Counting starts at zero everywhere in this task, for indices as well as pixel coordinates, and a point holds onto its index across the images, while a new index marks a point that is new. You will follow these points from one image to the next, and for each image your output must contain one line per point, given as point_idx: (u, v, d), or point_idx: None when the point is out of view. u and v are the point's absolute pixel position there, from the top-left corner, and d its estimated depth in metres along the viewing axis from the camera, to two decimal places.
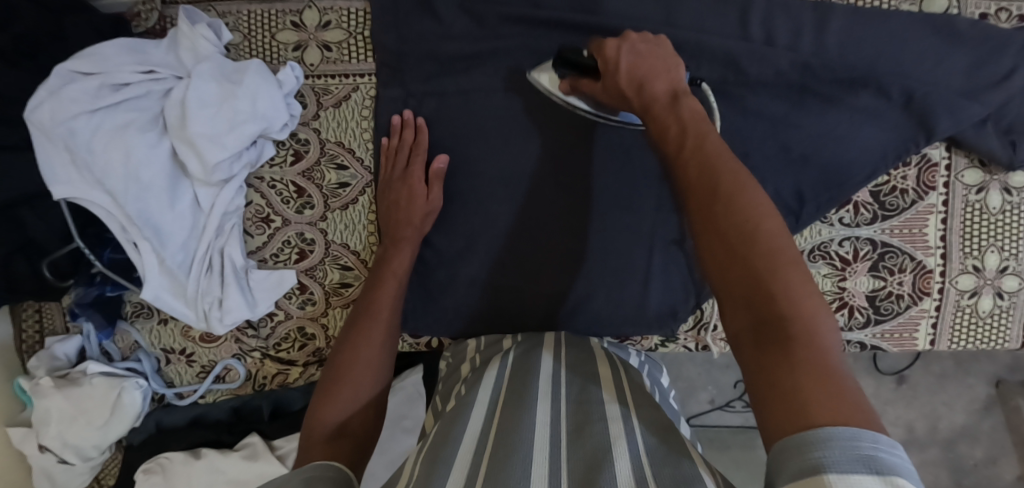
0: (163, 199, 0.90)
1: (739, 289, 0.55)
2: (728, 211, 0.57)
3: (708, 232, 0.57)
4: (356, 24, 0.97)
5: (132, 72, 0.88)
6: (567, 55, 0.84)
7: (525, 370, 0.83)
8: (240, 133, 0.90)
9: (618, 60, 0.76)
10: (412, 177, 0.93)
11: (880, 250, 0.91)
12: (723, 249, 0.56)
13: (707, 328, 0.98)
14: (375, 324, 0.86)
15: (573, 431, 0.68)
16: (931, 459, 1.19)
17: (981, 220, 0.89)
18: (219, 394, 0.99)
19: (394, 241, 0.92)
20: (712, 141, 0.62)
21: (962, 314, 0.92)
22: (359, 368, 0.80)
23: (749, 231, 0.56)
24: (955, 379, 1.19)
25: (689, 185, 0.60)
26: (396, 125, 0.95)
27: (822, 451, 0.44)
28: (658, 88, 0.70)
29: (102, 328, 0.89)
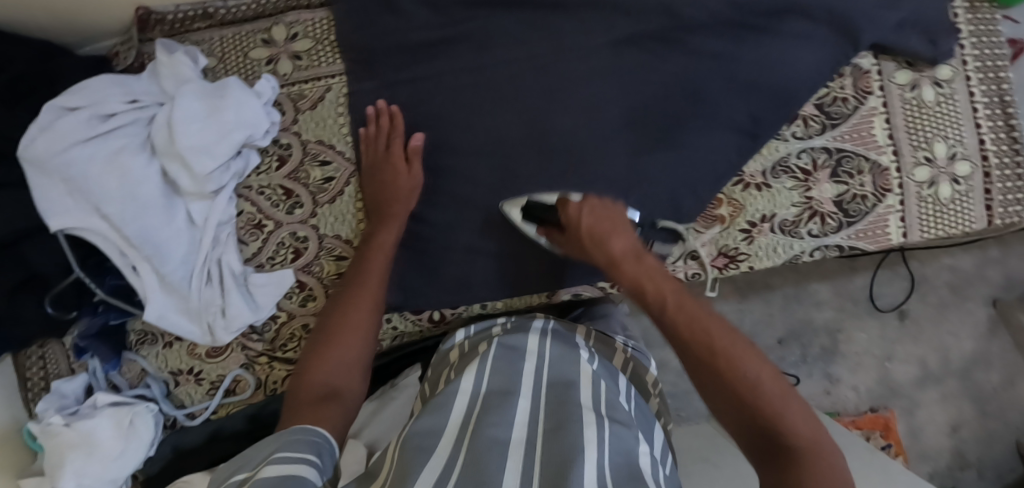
0: (161, 217, 0.90)
1: (749, 429, 0.65)
2: (734, 370, 0.67)
3: (715, 388, 0.67)
4: (322, 30, 0.94)
5: (119, 102, 0.90)
6: (534, 205, 0.86)
7: (510, 357, 0.80)
8: (227, 142, 0.89)
9: (581, 218, 0.81)
10: (393, 158, 0.89)
11: (836, 156, 0.92)
12: (730, 401, 0.66)
13: (694, 255, 0.92)
14: (362, 294, 0.82)
15: (549, 434, 0.66)
16: (953, 392, 1.34)
17: (922, 114, 0.93)
18: (232, 406, 0.97)
19: (382, 218, 0.88)
20: (695, 311, 0.71)
21: (926, 204, 0.93)
22: (350, 334, 0.78)
23: (748, 384, 0.66)
24: (954, 307, 1.36)
25: (686, 351, 0.69)
26: (371, 115, 0.91)
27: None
28: (613, 242, 0.78)
29: (108, 358, 0.95)
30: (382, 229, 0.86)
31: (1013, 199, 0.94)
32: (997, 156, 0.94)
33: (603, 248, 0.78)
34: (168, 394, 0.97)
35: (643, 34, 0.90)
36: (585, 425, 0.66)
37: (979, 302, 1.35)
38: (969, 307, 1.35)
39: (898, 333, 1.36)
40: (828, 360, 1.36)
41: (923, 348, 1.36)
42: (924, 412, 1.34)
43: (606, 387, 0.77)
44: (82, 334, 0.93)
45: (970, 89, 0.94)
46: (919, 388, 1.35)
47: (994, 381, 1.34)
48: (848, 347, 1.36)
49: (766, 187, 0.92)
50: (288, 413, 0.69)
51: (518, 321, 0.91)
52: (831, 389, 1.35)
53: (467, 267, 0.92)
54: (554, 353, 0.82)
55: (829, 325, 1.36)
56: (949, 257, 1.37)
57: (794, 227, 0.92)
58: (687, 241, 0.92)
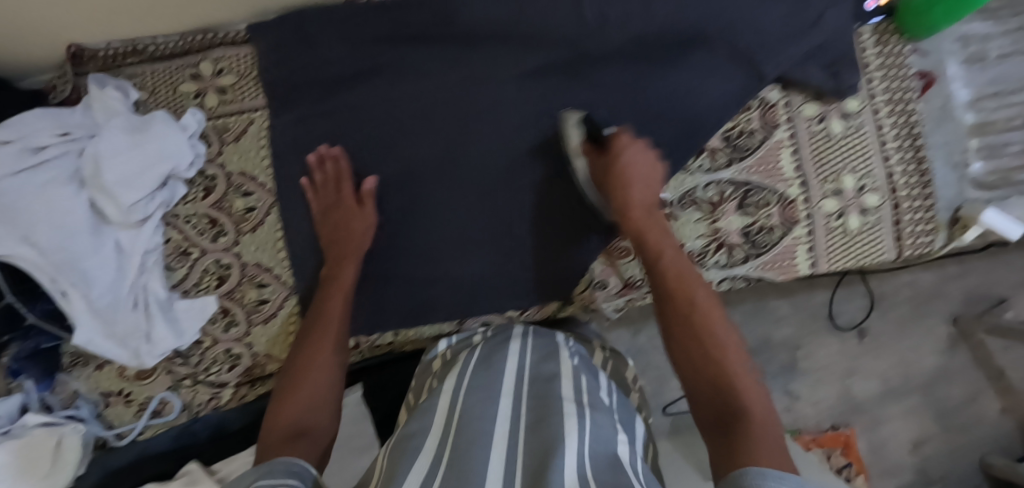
0: (88, 245, 0.93)
1: (705, 376, 0.68)
2: (709, 331, 0.70)
3: (681, 337, 0.71)
4: (246, 66, 0.98)
5: (49, 135, 0.94)
6: (592, 121, 0.89)
7: (491, 361, 0.83)
8: (150, 174, 0.92)
9: (623, 153, 0.84)
10: (344, 198, 0.91)
11: (743, 188, 0.94)
12: (697, 348, 0.69)
13: (599, 286, 0.96)
14: (326, 325, 0.85)
15: (531, 426, 0.69)
16: (914, 407, 1.33)
17: (829, 146, 0.94)
18: (158, 427, 1.00)
19: (339, 258, 0.90)
20: (690, 274, 0.76)
21: (835, 235, 0.94)
22: (316, 370, 0.80)
23: (710, 339, 0.70)
24: (915, 323, 1.35)
25: (669, 294, 0.75)
26: (314, 161, 0.93)
27: (756, 478, 0.52)
28: (638, 193, 0.83)
29: (42, 379, 0.98)
30: (337, 271, 0.88)
31: (923, 230, 0.95)
32: (905, 187, 0.94)
33: (625, 193, 0.82)
34: (98, 415, 1.01)
35: (551, 67, 0.93)
36: (567, 418, 0.68)
37: (938, 318, 1.34)
38: (929, 323, 1.34)
39: (859, 349, 1.34)
40: (788, 376, 1.34)
41: (885, 364, 1.34)
42: (886, 427, 1.32)
43: (588, 382, 0.79)
44: (14, 355, 0.96)
45: (879, 122, 0.95)
46: (882, 403, 1.33)
47: (956, 396, 1.33)
48: (809, 363, 1.34)
49: (674, 218, 0.93)
50: (258, 456, 0.71)
51: (500, 330, 0.94)
52: (791, 406, 1.35)
53: (382, 294, 0.95)
54: (534, 360, 0.83)
55: (788, 341, 1.34)
56: (908, 274, 1.36)
57: (700, 259, 0.93)
58: (592, 272, 0.96)
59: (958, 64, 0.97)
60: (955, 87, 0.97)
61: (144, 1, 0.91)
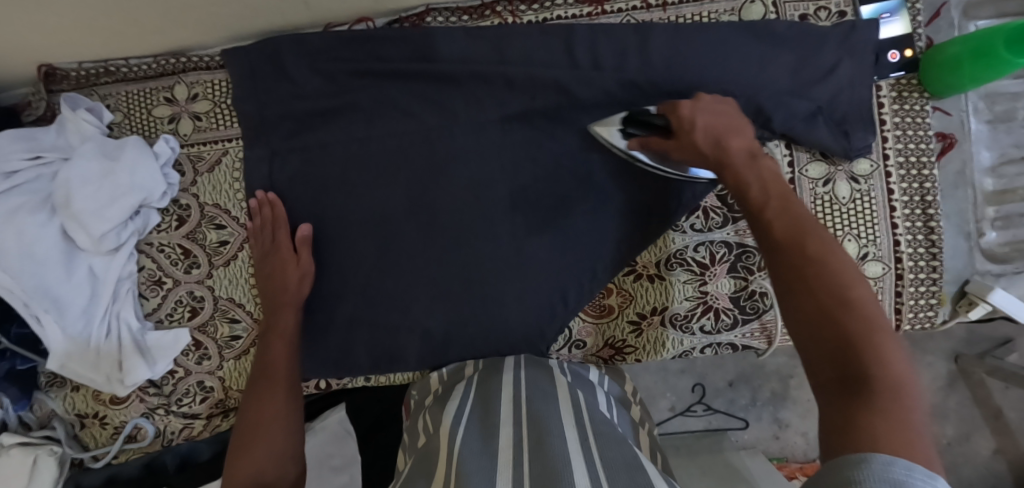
0: (59, 273, 0.91)
1: (824, 337, 0.54)
2: (824, 278, 0.57)
3: (800, 290, 0.57)
4: (221, 93, 0.94)
5: (19, 159, 0.91)
6: (639, 114, 0.82)
7: (485, 395, 0.81)
8: (119, 206, 0.89)
9: (697, 116, 0.75)
10: (280, 248, 0.90)
11: (736, 251, 0.88)
12: (813, 305, 0.56)
13: (579, 345, 0.93)
14: (276, 370, 0.84)
15: (534, 450, 0.65)
16: None
17: (832, 212, 0.88)
18: (132, 452, 1.01)
19: (274, 308, 0.88)
20: (805, 215, 0.63)
21: None
22: (271, 423, 0.79)
23: (838, 289, 0.56)
24: (913, 359, 1.31)
25: (781, 242, 0.61)
26: (252, 208, 0.91)
27: (855, 471, 0.44)
28: (737, 144, 0.72)
29: (18, 399, 0.98)
30: (276, 321, 0.87)
31: (925, 304, 0.89)
32: (912, 258, 0.88)
33: (722, 148, 0.72)
34: (73, 435, 1.01)
35: (535, 111, 0.89)
36: (573, 449, 0.64)
37: (939, 356, 1.29)
38: (929, 360, 1.30)
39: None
40: (777, 404, 1.38)
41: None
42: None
43: (587, 403, 0.78)
44: None
45: (890, 187, 0.88)
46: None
47: (948, 434, 1.30)
48: (799, 393, 1.38)
49: (659, 278, 0.90)
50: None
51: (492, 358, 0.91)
52: (779, 434, 1.38)
53: (352, 338, 0.93)
54: (528, 384, 0.81)
55: (781, 369, 1.38)
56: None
57: (685, 322, 0.90)
58: (571, 330, 0.92)
59: (982, 123, 0.90)
60: (977, 150, 0.90)
61: (114, 29, 0.88)
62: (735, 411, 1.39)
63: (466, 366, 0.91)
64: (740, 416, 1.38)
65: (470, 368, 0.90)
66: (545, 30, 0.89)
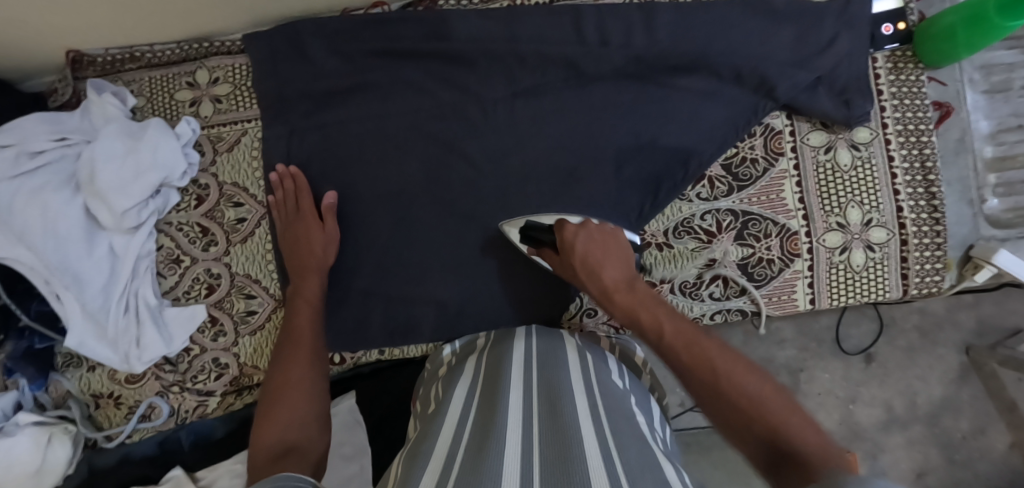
0: (80, 250, 0.94)
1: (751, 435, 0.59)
2: (733, 381, 0.62)
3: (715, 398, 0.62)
4: (240, 76, 0.98)
5: (46, 140, 0.95)
6: (532, 225, 0.87)
7: (498, 359, 0.80)
8: (142, 183, 0.92)
9: (570, 239, 0.81)
10: (304, 214, 0.92)
11: (742, 218, 0.90)
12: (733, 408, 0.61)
13: (589, 315, 0.95)
14: (299, 337, 0.85)
15: (545, 416, 0.63)
16: (918, 437, 1.29)
17: (835, 178, 0.90)
18: (145, 431, 1.01)
19: (301, 272, 0.90)
20: (688, 328, 0.68)
21: (837, 271, 0.90)
22: (292, 389, 0.78)
23: (749, 390, 0.61)
24: (924, 351, 1.30)
25: (682, 358, 0.66)
26: (273, 183, 0.94)
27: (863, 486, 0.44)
28: (611, 270, 0.77)
29: (35, 379, 1.00)
30: (303, 284, 0.89)
31: (931, 268, 0.90)
32: (915, 224, 0.90)
33: (601, 277, 0.77)
34: (88, 416, 1.02)
35: (545, 87, 0.93)
36: (584, 417, 0.62)
37: (950, 348, 1.28)
38: (941, 352, 1.29)
39: (864, 375, 1.30)
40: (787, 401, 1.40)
41: (889, 392, 1.30)
42: (888, 456, 1.29)
43: (598, 369, 0.76)
44: (8, 355, 0.98)
45: (890, 154, 0.90)
46: (884, 431, 1.29)
47: (962, 428, 1.27)
48: (810, 386, 1.31)
49: (667, 247, 0.91)
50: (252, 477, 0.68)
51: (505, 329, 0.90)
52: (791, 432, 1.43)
53: (370, 310, 0.95)
54: (541, 352, 0.79)
55: (790, 363, 1.33)
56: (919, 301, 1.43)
57: (694, 289, 0.91)
58: (582, 300, 0.94)
59: (979, 92, 0.93)
60: (975, 119, 0.93)
61: (142, 14, 0.92)
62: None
63: (479, 335, 0.91)
64: None
65: (483, 338, 0.90)
66: (554, 10, 0.93)
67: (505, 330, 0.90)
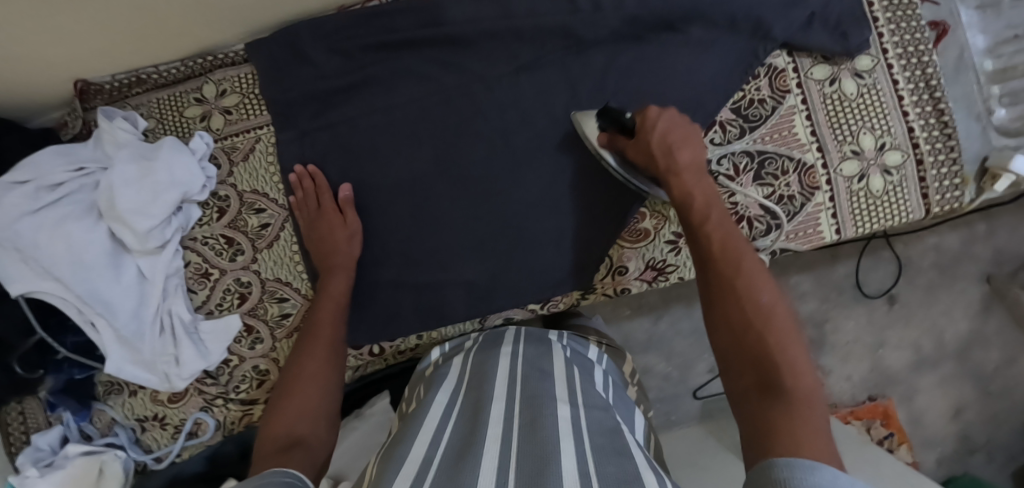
0: (107, 275, 0.95)
1: (747, 354, 0.64)
2: (751, 294, 0.67)
3: (731, 306, 0.67)
4: (247, 85, 0.99)
5: (63, 171, 0.96)
6: (612, 110, 0.85)
7: (483, 368, 0.81)
8: (163, 201, 0.94)
9: (659, 120, 0.81)
10: (326, 210, 0.93)
11: (758, 158, 0.91)
12: (742, 319, 0.66)
13: (622, 271, 0.93)
14: (320, 329, 0.87)
15: (525, 426, 0.64)
16: (951, 373, 1.46)
17: (843, 107, 0.91)
18: (193, 448, 1.02)
19: (326, 268, 0.91)
20: (734, 235, 0.72)
21: (858, 198, 0.92)
22: (305, 381, 0.82)
23: (762, 315, 0.65)
24: (946, 288, 1.46)
25: (718, 260, 0.71)
26: (293, 181, 0.95)
27: (803, 474, 0.51)
28: (685, 156, 0.80)
29: (78, 410, 1.01)
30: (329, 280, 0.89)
31: (949, 184, 0.92)
32: (928, 142, 0.91)
33: (674, 158, 0.79)
34: (136, 440, 1.03)
35: (546, 59, 0.93)
36: (560, 429, 0.63)
37: (971, 282, 1.45)
38: (963, 287, 1.45)
39: (889, 318, 1.45)
40: (816, 352, 1.47)
41: (915, 333, 1.46)
42: (923, 396, 1.46)
43: (580, 381, 0.78)
44: (49, 390, 1.00)
45: (893, 78, 0.91)
46: (917, 372, 1.45)
47: (994, 359, 1.45)
48: (837, 337, 1.45)
49: None
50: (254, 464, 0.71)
51: (494, 335, 0.93)
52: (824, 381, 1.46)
53: (400, 300, 0.95)
54: (528, 358, 0.81)
55: (813, 315, 1.46)
56: (934, 237, 1.45)
57: None
58: (611, 258, 0.93)
59: (970, 10, 0.94)
60: (971, 35, 0.94)
61: (140, 35, 0.93)
62: None
63: (467, 340, 0.94)
64: None
65: (473, 341, 0.94)
66: None
67: (494, 331, 0.94)
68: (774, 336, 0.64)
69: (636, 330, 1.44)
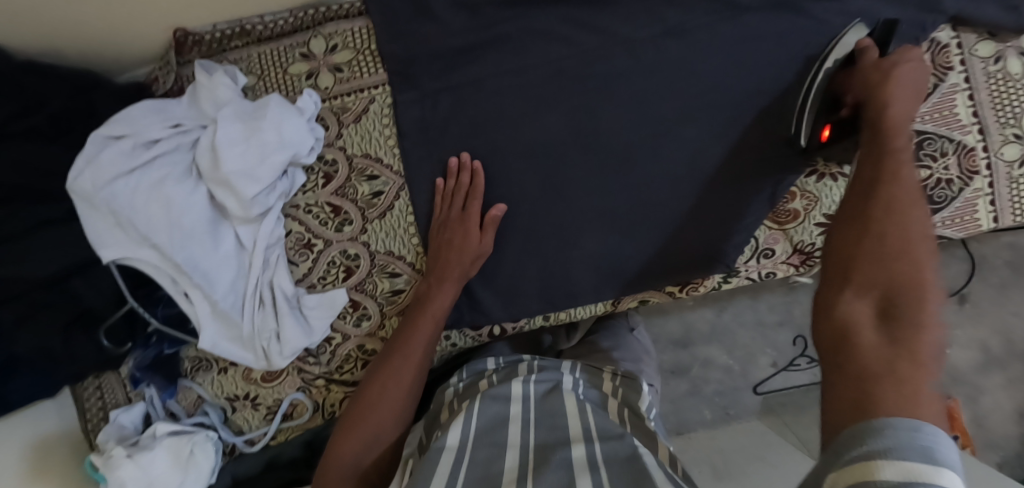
0: (207, 244, 0.87)
1: (874, 288, 0.54)
2: (891, 223, 0.57)
3: (861, 250, 0.57)
4: (363, 40, 0.92)
5: (161, 127, 0.88)
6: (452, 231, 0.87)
7: (495, 398, 0.76)
8: (271, 164, 0.86)
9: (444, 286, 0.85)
10: (465, 223, 0.85)
11: (918, 138, 0.85)
12: (869, 253, 0.56)
13: (765, 254, 0.90)
14: (410, 351, 0.83)
15: (532, 467, 0.64)
16: (1017, 375, 1.35)
17: (1007, 88, 0.85)
18: (290, 431, 0.96)
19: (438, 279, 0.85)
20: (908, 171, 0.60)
21: (1018, 186, 0.86)
22: (369, 415, 0.79)
23: (889, 255, 0.55)
24: (1016, 286, 1.36)
25: (871, 197, 0.59)
26: (453, 168, 0.87)
27: (893, 435, 0.44)
28: (898, 94, 0.67)
29: (164, 387, 0.95)
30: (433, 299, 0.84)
31: None
32: None
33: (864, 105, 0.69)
34: (225, 421, 0.96)
35: (693, 24, 0.86)
36: (569, 473, 0.62)
37: None
38: None
39: (959, 316, 1.37)
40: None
41: (983, 332, 1.37)
42: (988, 398, 1.36)
43: (598, 418, 0.72)
44: (137, 365, 0.94)
45: None
46: (982, 373, 1.36)
47: None
48: None
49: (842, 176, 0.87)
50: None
51: (506, 371, 0.84)
52: None
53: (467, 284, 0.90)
54: (539, 396, 0.77)
55: None
56: (1009, 235, 1.36)
57: None
58: (757, 240, 0.90)
59: None
60: None
61: None
62: None
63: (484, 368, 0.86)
64: None
65: (487, 377, 0.83)
66: None
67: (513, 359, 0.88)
68: (898, 279, 0.54)
69: (699, 321, 1.31)
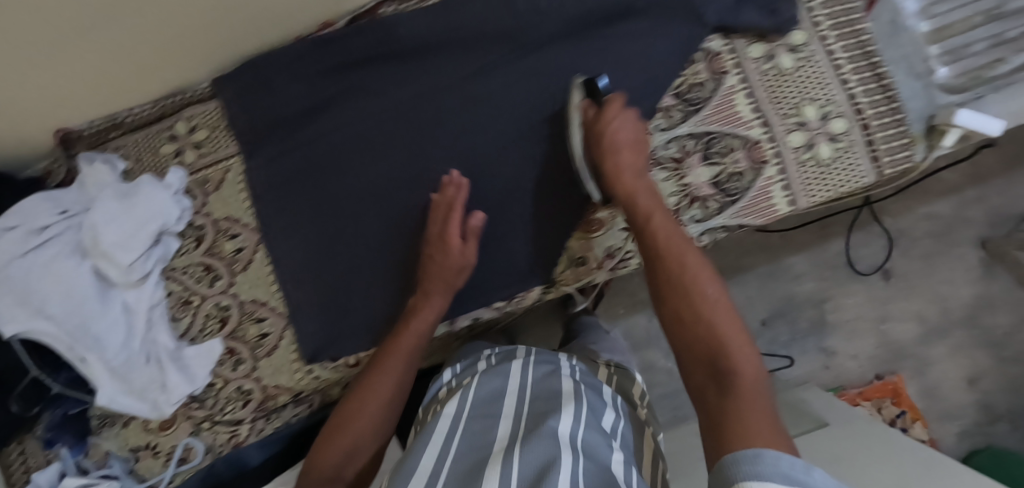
0: (96, 310, 0.98)
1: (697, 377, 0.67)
2: (736, 357, 0.65)
3: (691, 352, 0.69)
4: (215, 120, 1.05)
5: (50, 215, 1.00)
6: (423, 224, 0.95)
7: (495, 380, 0.82)
8: (143, 234, 0.99)
9: (432, 295, 0.91)
10: (447, 232, 0.89)
11: (704, 139, 0.93)
12: (696, 361, 0.68)
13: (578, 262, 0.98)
14: (388, 359, 0.90)
15: (527, 429, 0.69)
16: (959, 341, 1.37)
17: (783, 82, 0.93)
18: (185, 474, 1.05)
19: (426, 291, 0.91)
20: (678, 237, 0.76)
21: (807, 169, 0.93)
22: (358, 423, 0.87)
23: (713, 346, 0.67)
24: (943, 256, 1.38)
25: (671, 306, 0.71)
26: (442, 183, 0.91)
27: (754, 464, 0.54)
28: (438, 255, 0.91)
29: (74, 444, 1.06)
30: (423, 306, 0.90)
31: (899, 145, 0.92)
32: (872, 107, 0.92)
33: (615, 159, 0.83)
34: (131, 470, 1.05)
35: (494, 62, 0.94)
36: (557, 443, 0.64)
37: (967, 246, 1.38)
38: (959, 251, 1.38)
39: (888, 292, 1.38)
40: (820, 333, 1.39)
41: (917, 303, 1.38)
42: (937, 368, 1.37)
43: (589, 402, 0.77)
44: (48, 425, 1.05)
45: (829, 48, 0.93)
46: (925, 344, 1.38)
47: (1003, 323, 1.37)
48: (839, 316, 1.39)
49: None
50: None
51: (503, 353, 0.93)
52: (829, 363, 1.38)
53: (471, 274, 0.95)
54: (538, 380, 0.82)
55: (813, 296, 1.39)
56: (925, 207, 1.39)
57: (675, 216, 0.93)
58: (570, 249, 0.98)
59: None
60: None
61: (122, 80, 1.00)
62: (777, 349, 1.39)
63: (478, 364, 0.92)
64: (783, 353, 1.38)
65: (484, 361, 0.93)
66: None
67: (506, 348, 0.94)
68: (738, 405, 0.62)
69: None
